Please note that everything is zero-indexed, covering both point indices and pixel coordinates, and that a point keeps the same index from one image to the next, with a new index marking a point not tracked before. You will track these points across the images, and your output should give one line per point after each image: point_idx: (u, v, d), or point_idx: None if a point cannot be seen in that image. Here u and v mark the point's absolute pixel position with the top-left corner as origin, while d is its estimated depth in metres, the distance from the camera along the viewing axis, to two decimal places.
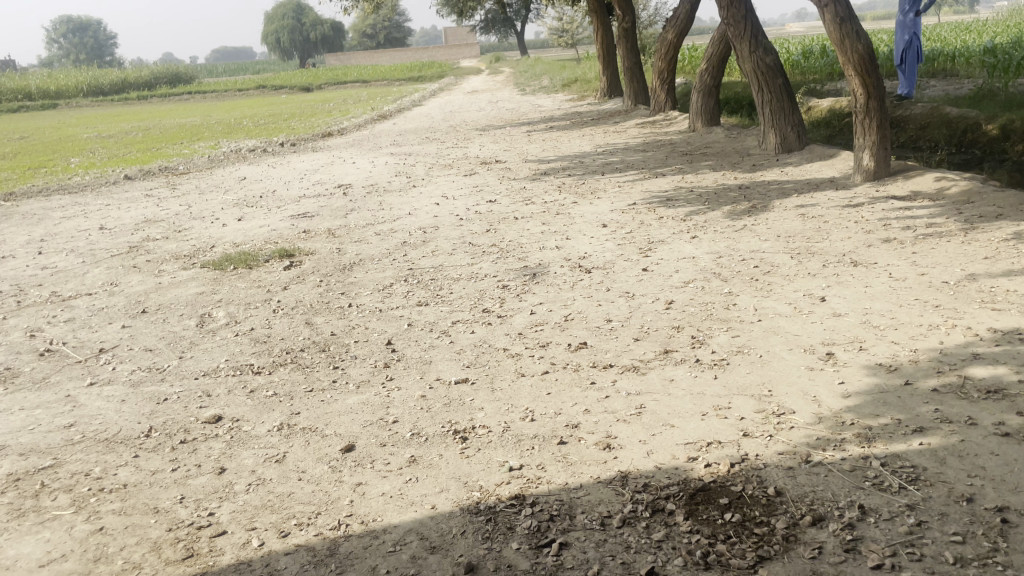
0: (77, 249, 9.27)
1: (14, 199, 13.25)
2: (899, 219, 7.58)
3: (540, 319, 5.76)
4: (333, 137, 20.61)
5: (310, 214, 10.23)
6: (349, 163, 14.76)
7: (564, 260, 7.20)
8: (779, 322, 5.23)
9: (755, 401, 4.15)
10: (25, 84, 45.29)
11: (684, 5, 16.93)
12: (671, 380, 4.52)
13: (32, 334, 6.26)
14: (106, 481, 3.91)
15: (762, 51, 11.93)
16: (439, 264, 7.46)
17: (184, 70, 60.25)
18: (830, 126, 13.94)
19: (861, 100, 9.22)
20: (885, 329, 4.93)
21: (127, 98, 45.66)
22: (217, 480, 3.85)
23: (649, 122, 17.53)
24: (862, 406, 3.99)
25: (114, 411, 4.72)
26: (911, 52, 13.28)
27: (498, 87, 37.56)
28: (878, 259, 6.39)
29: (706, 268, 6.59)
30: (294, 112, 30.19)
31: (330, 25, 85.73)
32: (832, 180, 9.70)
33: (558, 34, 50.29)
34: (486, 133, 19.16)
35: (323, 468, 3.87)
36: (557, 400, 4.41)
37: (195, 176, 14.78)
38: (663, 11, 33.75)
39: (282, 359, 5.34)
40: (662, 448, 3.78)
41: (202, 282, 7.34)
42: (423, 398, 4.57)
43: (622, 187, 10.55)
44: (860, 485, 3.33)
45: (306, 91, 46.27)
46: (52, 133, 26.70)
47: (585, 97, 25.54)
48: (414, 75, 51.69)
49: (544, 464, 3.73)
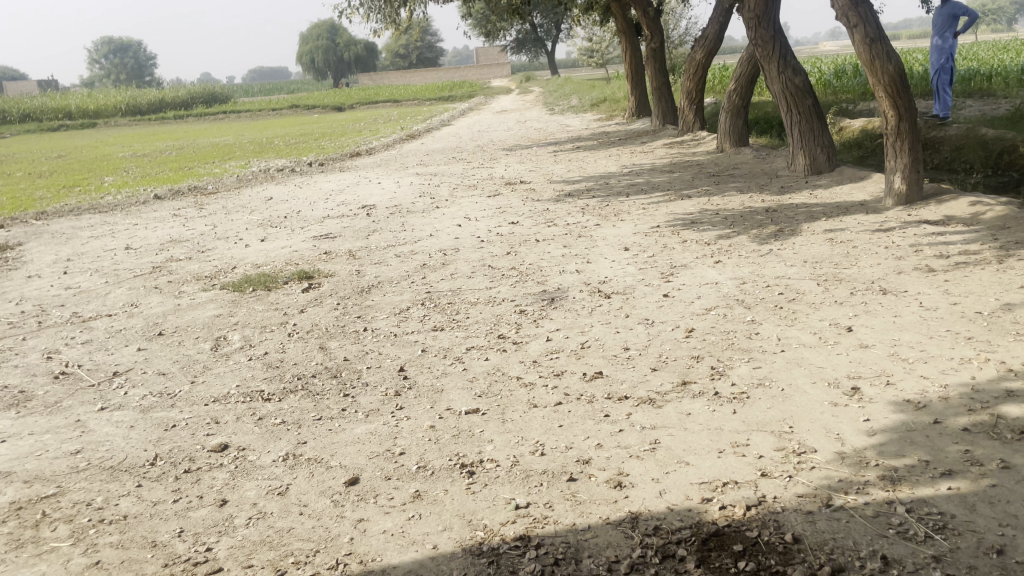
0: (102, 269, 9.34)
1: (45, 217, 13.45)
2: (932, 244, 7.36)
3: (556, 346, 5.63)
4: (361, 156, 20.74)
5: (333, 235, 10.22)
6: (374, 183, 14.81)
7: (584, 284, 7.08)
8: (803, 353, 5.05)
9: (775, 438, 3.98)
10: (65, 104, 46.31)
11: (713, 25, 16.80)
12: (688, 414, 4.36)
13: (49, 355, 6.26)
14: (107, 511, 3.85)
15: (791, 71, 11.83)
16: (457, 287, 7.38)
17: (219, 89, 61.36)
18: (862, 147, 13.69)
19: (892, 122, 9.01)
20: (914, 362, 4.73)
21: (163, 118, 46.45)
22: (218, 513, 3.76)
23: (677, 142, 17.38)
24: (887, 445, 3.80)
25: (122, 438, 4.66)
26: (945, 74, 13.08)
27: (528, 107, 37.61)
28: (909, 287, 6.18)
29: (729, 294, 6.42)
30: (326, 132, 30.51)
31: (364, 45, 86.85)
32: (863, 204, 9.47)
33: (588, 54, 50.39)
34: (513, 153, 19.14)
35: (325, 502, 3.77)
36: (568, 433, 4.27)
37: (223, 196, 14.90)
38: (693, 30, 33.65)
39: (293, 386, 5.26)
40: (675, 487, 3.62)
41: (220, 304, 7.33)
42: (432, 429, 4.46)
43: (647, 210, 10.41)
44: (883, 533, 3.15)
45: (339, 111, 46.78)
46: (88, 152, 27.17)
47: (613, 117, 25.47)
48: (445, 95, 52.04)
49: (551, 503, 3.60)
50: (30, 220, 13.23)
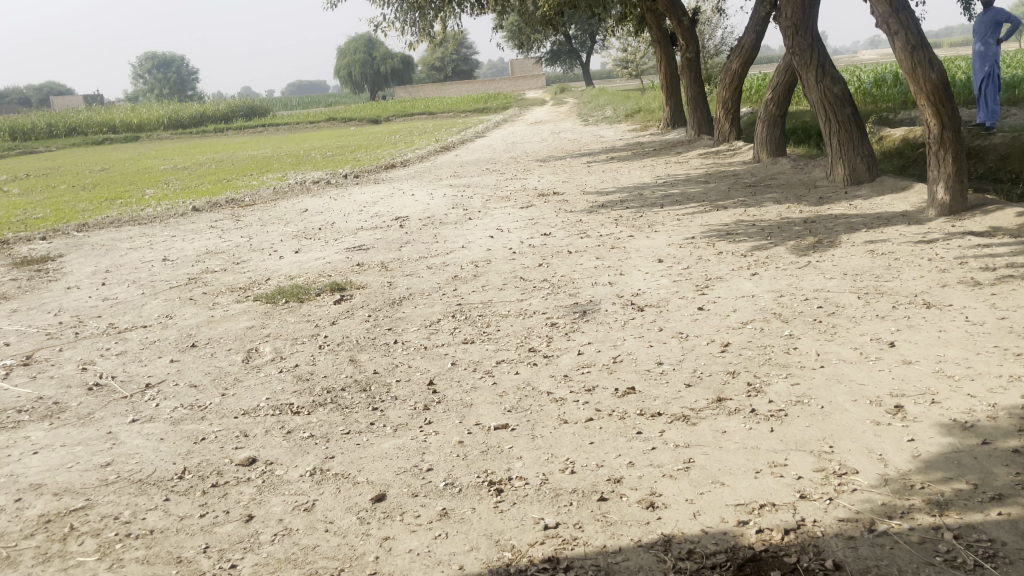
0: (139, 281, 9.45)
1: (86, 229, 13.69)
2: (977, 257, 7.13)
3: (587, 360, 5.54)
4: (396, 168, 20.84)
5: (366, 247, 10.23)
6: (408, 195, 14.84)
7: (616, 296, 6.98)
8: (843, 370, 4.89)
9: (814, 458, 3.84)
10: (110, 118, 47.51)
11: (750, 34, 16.59)
12: (723, 432, 4.23)
13: (84, 366, 6.32)
14: (134, 525, 3.83)
15: (830, 79, 11.59)
16: (488, 299, 7.32)
17: (259, 102, 62.39)
18: (903, 156, 13.39)
19: (935, 131, 8.77)
20: (960, 379, 4.55)
21: (203, 131, 47.29)
22: (244, 528, 3.73)
23: (712, 152, 17.19)
24: (933, 468, 3.65)
25: (151, 451, 4.66)
26: (990, 82, 12.72)
27: (562, 117, 37.56)
28: (954, 301, 5.98)
29: (766, 308, 6.28)
30: (362, 145, 30.74)
31: (400, 59, 87.77)
32: (905, 214, 9.23)
33: (623, 64, 50.23)
34: (546, 164, 19.08)
35: (351, 519, 3.71)
36: (599, 451, 4.18)
37: (260, 208, 15.05)
38: (729, 40, 33.37)
39: (322, 399, 5.23)
40: (710, 509, 3.51)
41: (253, 316, 7.34)
42: (460, 444, 4.39)
43: (682, 221, 10.27)
44: (929, 560, 3.00)
45: (374, 123, 47.16)
46: (130, 165, 27.79)
47: (648, 127, 25.32)
48: (480, 107, 52.19)
49: (582, 523, 3.50)
50: (72, 231, 13.47)
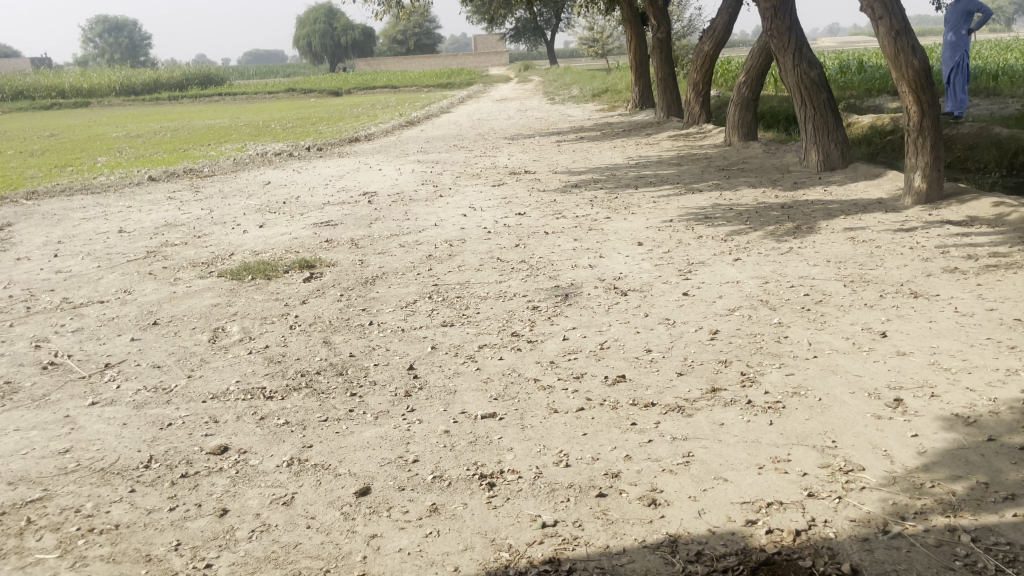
0: (94, 253, 9.01)
1: (35, 197, 13.09)
2: (958, 246, 7.09)
3: (573, 345, 5.36)
4: (360, 142, 20.37)
5: (333, 222, 9.91)
6: (374, 170, 14.46)
7: (598, 280, 6.81)
8: (837, 360, 4.78)
9: (818, 454, 3.72)
10: (59, 82, 45.87)
11: (722, 16, 16.51)
12: (721, 424, 4.08)
13: (37, 344, 5.95)
14: (97, 519, 3.55)
15: (807, 64, 11.51)
16: (465, 280, 7.09)
17: (215, 70, 60.73)
18: (873, 142, 13.40)
19: (915, 119, 8.71)
20: (958, 372, 4.47)
21: (157, 98, 45.92)
22: (218, 523, 3.47)
23: (682, 135, 17.07)
24: (941, 465, 3.54)
25: (114, 437, 4.36)
26: (959, 72, 12.63)
27: (528, 96, 37.22)
28: (940, 291, 5.91)
29: (752, 294, 6.15)
30: (323, 117, 30.08)
31: (362, 31, 86.29)
32: (881, 202, 9.19)
33: (588, 43, 49.80)
34: (515, 142, 18.81)
35: (335, 514, 3.49)
36: (594, 442, 4.00)
37: (219, 179, 14.55)
38: (698, 21, 33.25)
39: (297, 384, 4.97)
40: (715, 507, 3.36)
41: (218, 293, 7.01)
42: (446, 434, 4.19)
43: (658, 203, 10.13)
44: (949, 564, 2.89)
45: (335, 96, 46.26)
46: (81, 131, 26.89)
47: (616, 108, 25.14)
48: (443, 82, 51.53)
49: (582, 522, 3.33)
50: (20, 199, 12.87)
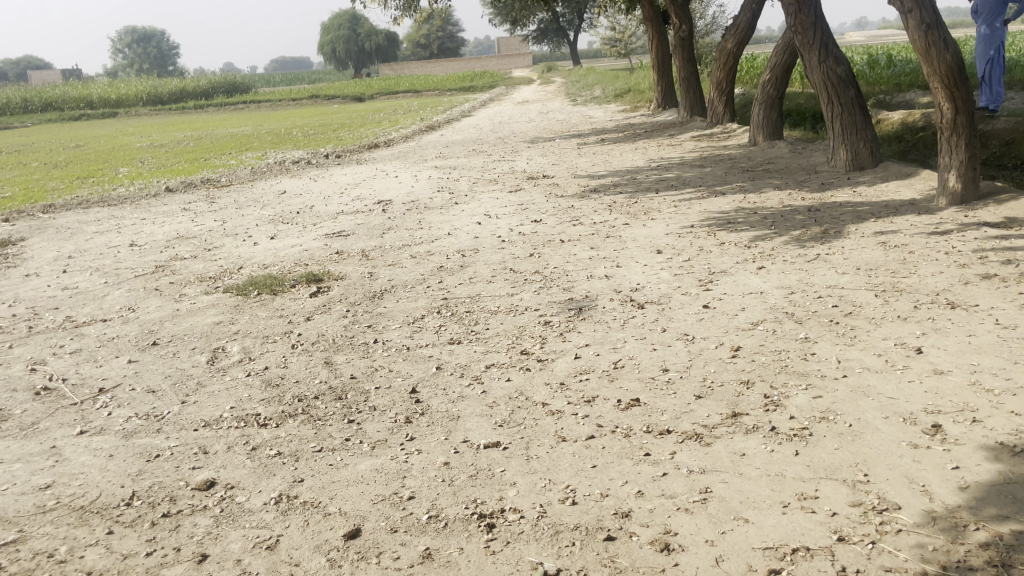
0: (103, 268, 8.86)
1: (51, 211, 13.02)
2: (996, 250, 6.70)
3: (585, 365, 5.06)
4: (379, 148, 20.19)
5: (346, 233, 9.70)
6: (391, 177, 14.24)
7: (614, 292, 6.50)
8: (868, 381, 4.43)
9: (849, 490, 3.39)
10: (87, 95, 46.36)
11: (745, 13, 16.06)
12: (742, 455, 3.76)
13: (34, 366, 5.77)
14: (70, 565, 3.32)
15: (833, 60, 11.09)
16: (475, 293, 6.83)
17: (240, 78, 61.08)
18: (904, 139, 12.91)
19: (948, 116, 8.28)
20: (1002, 394, 4.10)
21: (183, 107, 46.29)
22: (195, 571, 3.23)
23: (706, 135, 16.67)
24: (985, 504, 3.20)
25: (98, 470, 4.14)
26: (996, 65, 12.06)
27: (551, 97, 36.91)
28: (979, 301, 5.53)
29: (777, 306, 5.81)
30: (345, 122, 29.87)
31: (385, 36, 86.57)
32: (914, 203, 8.77)
33: (610, 44, 49.36)
34: (536, 145, 18.51)
35: (320, 561, 3.23)
36: (604, 476, 3.70)
37: (236, 189, 14.42)
38: (721, 18, 32.74)
39: (292, 410, 4.71)
40: (735, 553, 3.05)
41: (222, 310, 6.80)
42: (446, 467, 3.91)
43: (679, 208, 9.78)
44: None
45: (357, 101, 46.16)
46: (106, 142, 27.01)
47: (639, 108, 24.73)
48: (465, 85, 51.36)
49: (587, 571, 3.04)
50: (37, 213, 12.83)
